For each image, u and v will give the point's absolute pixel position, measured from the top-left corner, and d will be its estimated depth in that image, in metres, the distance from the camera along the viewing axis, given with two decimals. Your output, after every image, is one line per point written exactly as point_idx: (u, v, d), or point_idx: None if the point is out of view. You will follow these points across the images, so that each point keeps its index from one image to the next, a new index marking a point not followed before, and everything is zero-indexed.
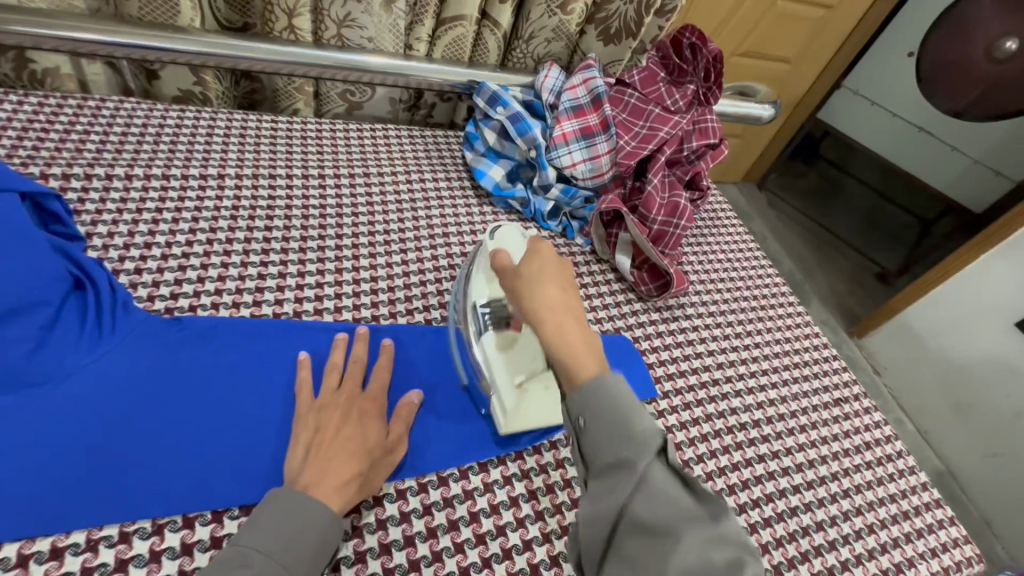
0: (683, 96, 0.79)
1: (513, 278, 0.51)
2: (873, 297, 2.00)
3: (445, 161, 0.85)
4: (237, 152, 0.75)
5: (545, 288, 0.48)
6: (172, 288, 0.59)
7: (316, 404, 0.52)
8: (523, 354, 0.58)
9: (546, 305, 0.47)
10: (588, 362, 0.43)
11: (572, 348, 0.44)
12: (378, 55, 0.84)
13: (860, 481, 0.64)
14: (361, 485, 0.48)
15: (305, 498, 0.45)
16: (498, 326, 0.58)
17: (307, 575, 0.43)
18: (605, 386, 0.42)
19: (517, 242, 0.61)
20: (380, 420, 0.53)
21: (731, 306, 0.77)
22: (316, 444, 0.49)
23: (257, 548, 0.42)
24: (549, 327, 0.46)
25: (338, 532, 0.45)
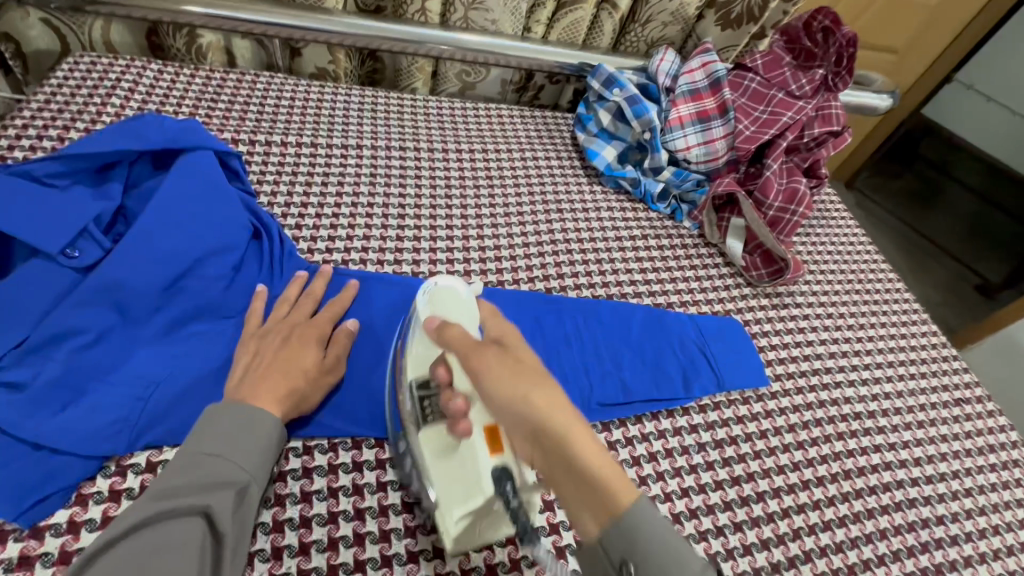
0: (810, 82, 0.77)
1: (500, 356, 0.40)
2: (971, 308, 1.87)
3: (557, 141, 0.89)
4: (371, 125, 0.82)
5: (536, 392, 0.38)
6: (327, 244, 0.66)
7: (260, 330, 0.53)
8: (462, 464, 0.43)
9: (544, 410, 0.37)
10: (622, 491, 0.36)
11: (598, 471, 0.36)
12: (499, 37, 0.88)
13: (983, 482, 0.62)
14: (297, 403, 0.49)
15: (242, 407, 0.44)
16: (434, 423, 0.46)
17: (261, 471, 0.44)
18: (647, 523, 0.35)
19: (460, 306, 0.49)
20: (317, 345, 0.52)
21: (845, 298, 0.76)
22: (253, 365, 0.49)
23: (205, 450, 0.42)
24: (564, 434, 0.37)
25: (283, 436, 0.46)
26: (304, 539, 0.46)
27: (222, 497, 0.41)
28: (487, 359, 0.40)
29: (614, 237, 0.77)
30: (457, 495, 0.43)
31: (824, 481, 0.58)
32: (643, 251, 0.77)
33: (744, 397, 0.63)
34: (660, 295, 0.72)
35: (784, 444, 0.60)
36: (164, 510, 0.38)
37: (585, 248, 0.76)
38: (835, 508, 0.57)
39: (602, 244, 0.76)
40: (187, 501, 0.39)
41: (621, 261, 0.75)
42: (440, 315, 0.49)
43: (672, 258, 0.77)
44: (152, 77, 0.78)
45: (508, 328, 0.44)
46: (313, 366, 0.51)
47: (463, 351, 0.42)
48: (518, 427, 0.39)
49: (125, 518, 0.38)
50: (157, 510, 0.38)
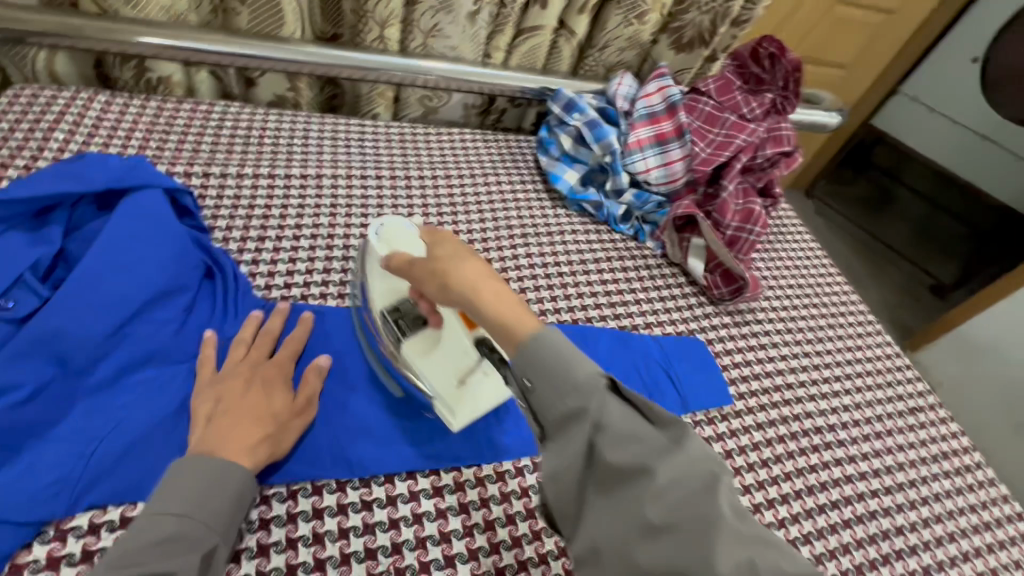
0: (760, 105, 0.81)
1: (426, 265, 0.49)
2: (926, 309, 1.95)
3: (520, 165, 0.89)
4: (332, 154, 0.81)
5: (457, 270, 0.46)
6: (285, 279, 0.65)
7: (216, 378, 0.51)
8: (447, 345, 0.54)
9: (462, 279, 0.45)
10: (525, 325, 0.42)
11: (510, 316, 0.42)
12: (458, 64, 0.89)
13: (939, 490, 0.64)
14: (270, 450, 0.49)
15: (215, 460, 0.44)
16: (413, 330, 0.56)
17: (228, 530, 0.43)
18: (548, 344, 0.40)
19: (407, 235, 0.59)
20: (283, 387, 0.53)
21: (802, 312, 0.78)
22: (217, 413, 0.48)
23: (171, 509, 0.42)
24: (477, 296, 0.44)
25: (253, 492, 0.46)
26: None
27: (185, 563, 0.39)
28: (422, 271, 0.50)
29: (578, 261, 0.78)
30: (448, 373, 0.54)
31: (789, 498, 0.59)
32: (607, 273, 0.77)
33: (709, 417, 0.64)
34: (625, 317, 0.73)
35: (749, 463, 0.61)
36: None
37: (550, 272, 0.76)
38: (800, 526, 0.58)
39: (567, 268, 0.77)
40: (148, 567, 0.38)
41: (586, 285, 0.75)
42: (393, 246, 0.58)
43: (636, 280, 0.78)
44: (100, 109, 0.75)
45: (438, 237, 0.51)
46: (282, 411, 0.51)
47: (406, 272, 0.53)
48: (453, 302, 0.47)
49: None
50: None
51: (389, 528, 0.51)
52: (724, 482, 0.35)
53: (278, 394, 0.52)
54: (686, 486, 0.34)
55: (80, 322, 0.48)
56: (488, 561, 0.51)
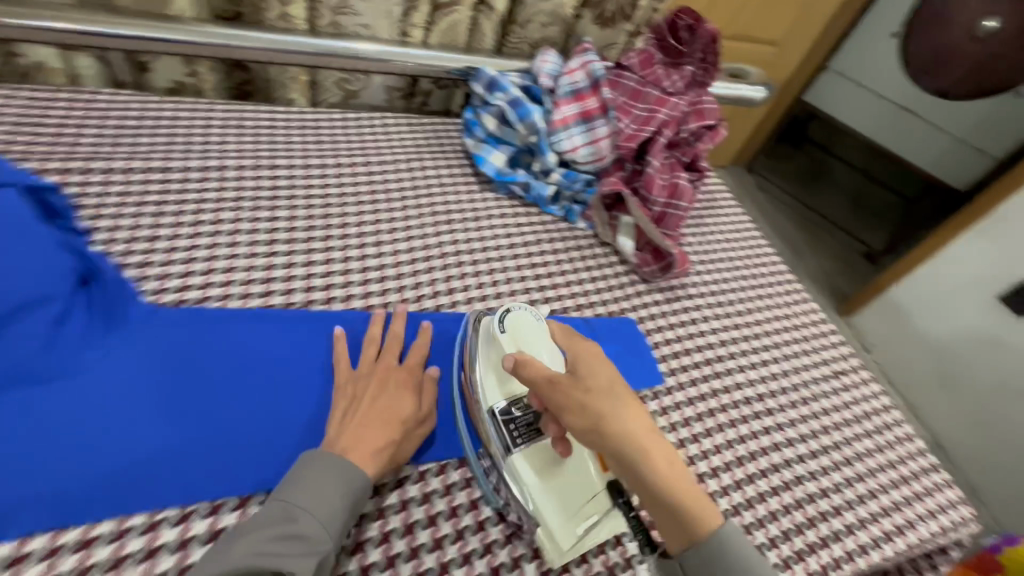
0: (680, 78, 0.80)
1: (579, 395, 0.46)
2: (859, 275, 2.05)
3: (445, 148, 0.86)
4: (236, 143, 0.75)
5: (625, 422, 0.44)
6: (181, 281, 0.60)
7: (354, 374, 0.56)
8: (571, 474, 0.52)
9: (633, 435, 0.44)
10: (705, 516, 0.43)
11: (682, 487, 0.43)
12: (374, 43, 0.84)
13: (861, 449, 0.66)
14: (393, 452, 0.52)
15: (340, 462, 0.47)
16: (529, 443, 0.54)
17: (338, 533, 0.46)
18: (723, 545, 0.42)
19: (537, 332, 0.57)
20: (412, 393, 0.56)
21: (732, 285, 0.79)
22: (353, 412, 0.52)
23: (296, 504, 0.45)
24: (648, 466, 0.43)
25: (366, 497, 0.48)
26: None
27: (305, 563, 0.42)
28: (562, 395, 0.47)
29: (507, 246, 0.76)
30: (569, 510, 0.51)
31: (718, 471, 0.60)
32: (537, 257, 0.76)
33: (640, 397, 0.63)
34: (555, 301, 0.71)
35: (680, 440, 0.61)
36: (253, 564, 0.41)
37: (477, 259, 0.73)
38: (730, 498, 0.58)
39: (495, 254, 0.74)
40: (271, 560, 0.42)
41: (515, 270, 0.73)
42: (521, 345, 0.56)
43: (567, 262, 0.76)
44: None
45: (591, 360, 0.49)
46: (409, 416, 0.54)
47: (546, 391, 0.48)
48: (608, 454, 0.45)
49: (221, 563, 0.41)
50: (249, 561, 0.42)
51: None
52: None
53: (408, 397, 0.55)
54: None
55: None
56: (407, 566, 0.50)
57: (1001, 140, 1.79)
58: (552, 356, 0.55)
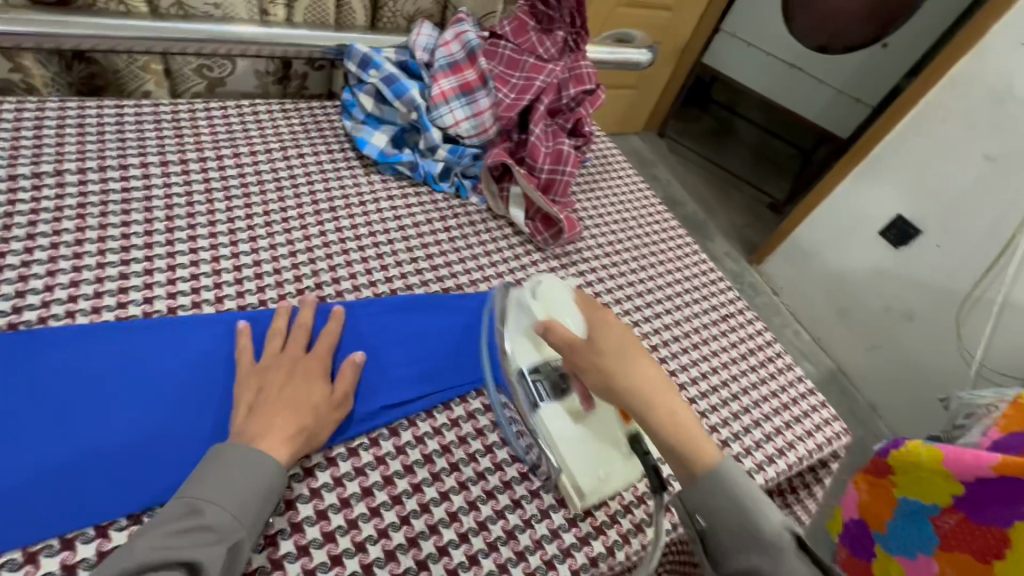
0: (554, 44, 0.80)
1: (589, 351, 0.50)
2: (765, 224, 2.19)
3: (325, 132, 0.81)
4: (78, 144, 0.68)
5: (636, 368, 0.49)
6: (14, 301, 0.53)
7: (259, 365, 0.53)
8: (602, 425, 0.57)
9: (644, 385, 0.48)
10: (706, 456, 0.46)
11: (688, 438, 0.47)
12: (229, 23, 0.77)
13: (747, 384, 0.71)
14: (308, 438, 0.50)
15: (251, 452, 0.46)
16: (555, 399, 0.57)
17: (253, 521, 0.44)
18: (717, 485, 0.45)
19: (562, 297, 0.58)
20: (324, 379, 0.54)
21: (625, 245, 0.81)
22: (260, 403, 0.50)
23: (205, 498, 0.43)
24: (652, 411, 0.48)
25: (282, 484, 0.47)
26: None
27: (213, 552, 0.41)
28: (585, 354, 0.50)
29: (395, 227, 0.74)
30: (593, 455, 0.56)
31: None
32: (429, 236, 0.74)
33: None
34: (448, 279, 0.70)
35: None
36: (153, 559, 0.39)
37: (364, 244, 0.70)
38: None
39: (383, 238, 0.72)
40: (175, 552, 0.40)
41: (405, 251, 0.72)
42: (551, 311, 0.57)
43: (461, 238, 0.75)
44: None
45: (602, 318, 0.53)
46: (322, 402, 0.52)
47: (564, 349, 0.52)
48: (620, 402, 0.49)
49: (120, 560, 0.39)
50: (149, 557, 0.39)
51: None
52: None
53: (318, 384, 0.53)
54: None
55: None
56: None
57: (874, 88, 1.95)
58: (574, 316, 0.55)
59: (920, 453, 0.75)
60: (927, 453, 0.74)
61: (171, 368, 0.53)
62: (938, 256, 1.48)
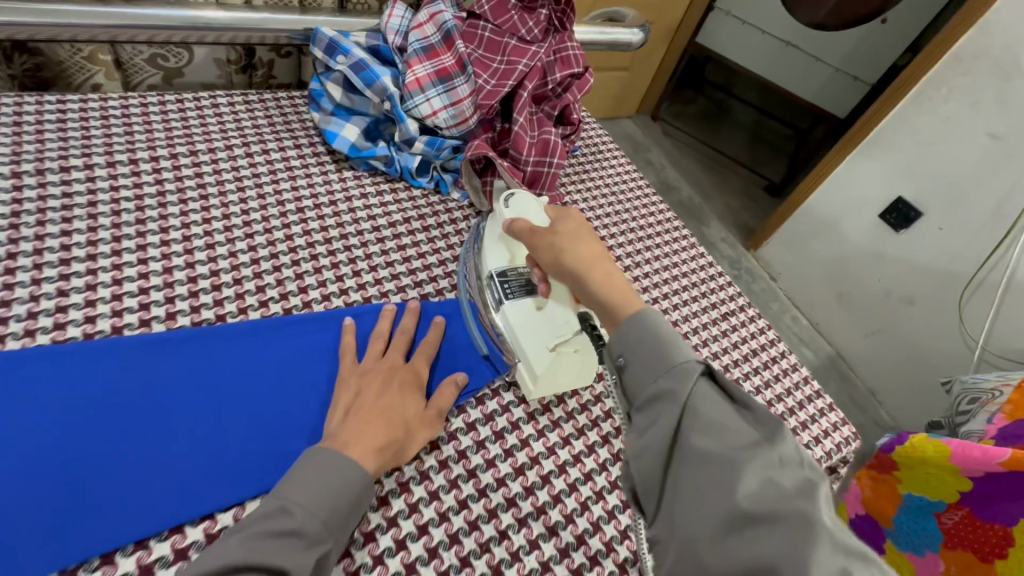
0: (536, 23, 0.73)
1: (546, 235, 0.55)
2: (762, 209, 2.13)
3: (292, 126, 0.75)
4: (13, 145, 0.61)
5: (581, 244, 0.53)
6: None
7: (359, 368, 0.53)
8: (557, 314, 0.56)
9: (586, 256, 0.51)
10: (631, 307, 0.46)
11: (616, 295, 0.48)
12: (182, 7, 0.71)
13: (750, 388, 0.67)
14: (396, 450, 0.48)
15: (341, 460, 0.44)
16: (521, 296, 0.57)
17: (341, 530, 0.42)
18: (640, 326, 0.44)
19: (533, 207, 0.61)
20: (418, 393, 0.53)
21: (617, 239, 0.76)
22: (355, 406, 0.49)
23: (298, 500, 0.41)
24: (592, 277, 0.50)
25: (371, 494, 0.45)
26: None
27: (303, 560, 0.39)
28: (538, 240, 0.55)
29: (369, 228, 0.68)
30: (545, 342, 0.55)
31: (609, 438, 0.58)
32: (406, 236, 0.68)
33: None
34: (428, 283, 0.65)
35: (568, 412, 0.59)
36: (249, 562, 0.37)
37: (333, 247, 0.64)
38: (621, 463, 0.57)
39: (356, 239, 0.66)
40: (270, 557, 0.38)
41: (380, 253, 0.66)
42: (520, 215, 0.60)
43: (441, 238, 0.70)
44: None
45: (563, 215, 0.57)
46: (413, 415, 0.51)
47: (527, 236, 0.56)
48: (567, 275, 0.52)
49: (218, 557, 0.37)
50: (247, 558, 0.37)
51: None
52: (823, 492, 0.35)
53: (412, 398, 0.52)
54: (778, 485, 0.34)
55: None
56: None
57: (874, 68, 1.89)
58: (540, 219, 0.60)
59: (926, 448, 0.80)
60: (932, 447, 0.79)
61: (123, 395, 0.48)
62: (940, 239, 1.43)
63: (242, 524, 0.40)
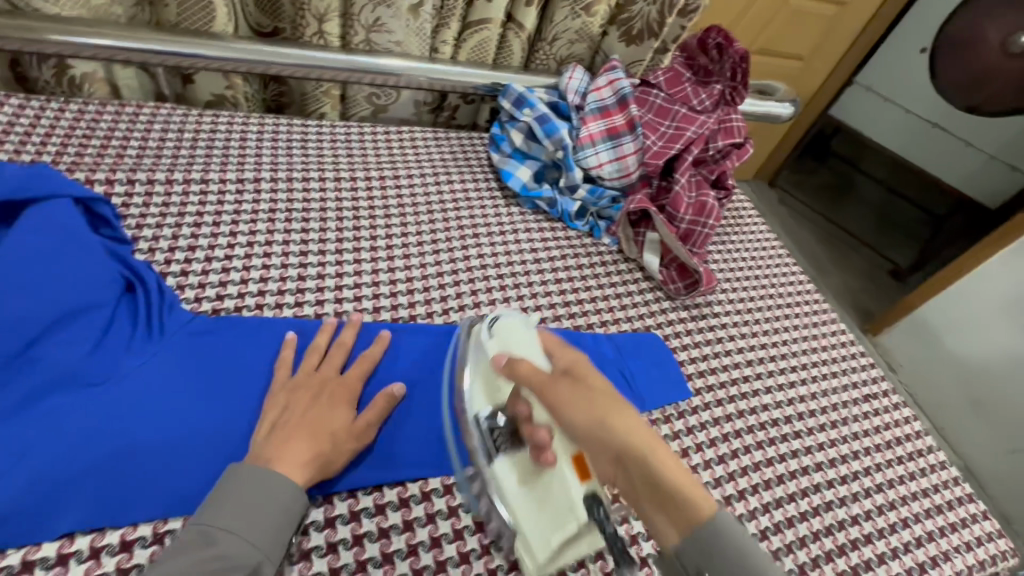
0: (709, 96, 0.81)
1: (569, 386, 0.43)
2: (887, 293, 2.00)
3: (472, 163, 0.86)
4: (271, 156, 0.76)
5: (619, 407, 0.41)
6: (217, 289, 0.61)
7: (291, 381, 0.54)
8: (555, 493, 0.44)
9: (636, 429, 0.39)
10: (701, 501, 0.37)
11: (678, 481, 0.37)
12: (405, 59, 0.85)
13: (893, 476, 0.65)
14: (324, 463, 0.49)
15: (264, 474, 0.45)
16: (513, 452, 0.48)
17: (274, 546, 0.44)
18: (724, 537, 0.35)
19: (521, 335, 0.51)
20: (348, 409, 0.53)
21: (759, 304, 0.78)
22: (282, 421, 0.50)
23: (217, 526, 0.42)
24: (645, 457, 0.38)
25: (303, 504, 0.46)
26: None
27: None
28: (561, 390, 0.43)
29: (531, 260, 0.76)
30: (547, 526, 0.45)
31: (745, 494, 0.59)
32: (562, 271, 0.76)
33: (666, 415, 0.63)
34: (580, 317, 0.71)
35: (706, 460, 0.60)
36: None
37: (502, 273, 0.73)
38: (757, 521, 0.57)
39: (520, 268, 0.74)
40: None
41: (539, 283, 0.73)
42: (506, 346, 0.50)
43: (592, 278, 0.76)
44: (14, 111, 0.69)
45: (572, 355, 0.47)
46: (341, 429, 0.51)
47: (536, 386, 0.44)
48: (605, 454, 0.40)
49: None
50: None
51: (327, 553, 0.48)
52: None
53: (341, 411, 0.52)
54: None
55: None
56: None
57: None
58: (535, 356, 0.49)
59: None
60: None
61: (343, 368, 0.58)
62: None
63: (164, 555, 0.40)
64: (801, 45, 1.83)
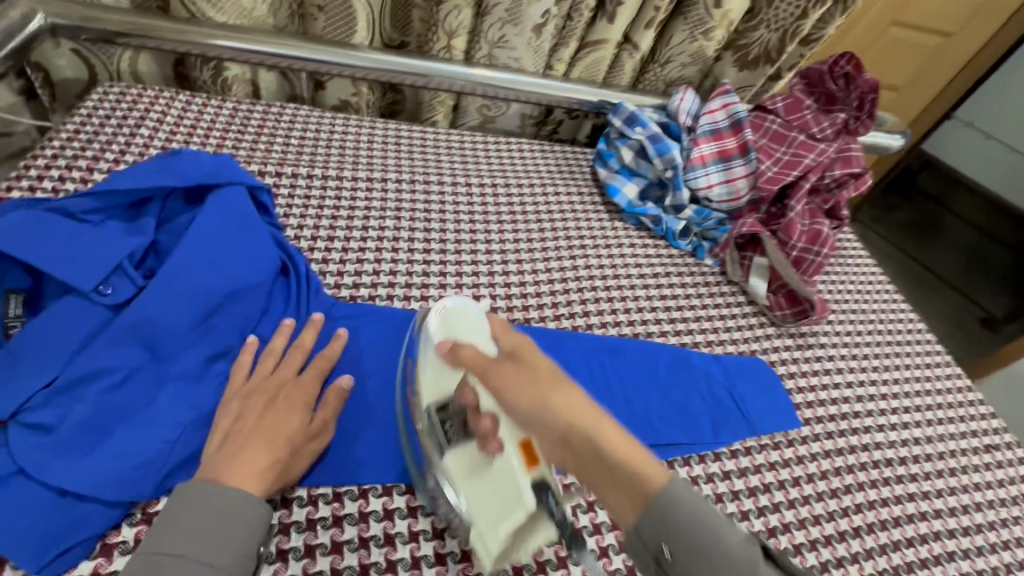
0: (831, 125, 0.80)
1: (510, 370, 0.41)
2: (975, 343, 1.85)
3: (577, 176, 0.88)
4: (393, 160, 0.80)
5: (560, 390, 0.40)
6: (353, 279, 0.66)
7: (244, 388, 0.50)
8: (499, 479, 0.42)
9: (579, 412, 0.38)
10: (654, 474, 0.36)
11: (630, 459, 0.36)
12: (523, 75, 0.89)
13: (1019, 534, 0.62)
14: (283, 471, 0.47)
15: (209, 491, 0.42)
16: (461, 443, 0.45)
17: (241, 561, 0.42)
18: (680, 504, 0.35)
19: (470, 323, 0.50)
20: (305, 411, 0.50)
21: (869, 340, 0.76)
22: (234, 431, 0.47)
23: (166, 552, 0.39)
24: (589, 435, 0.37)
25: (263, 513, 0.44)
26: (336, 565, 0.47)
27: None
28: (504, 375, 0.41)
29: (637, 276, 0.77)
30: (496, 519, 0.42)
31: (860, 532, 0.57)
32: (667, 288, 0.76)
33: (775, 442, 0.63)
34: (686, 335, 0.71)
35: (817, 492, 0.60)
36: None
37: (609, 285, 0.75)
38: (874, 562, 0.56)
39: (628, 282, 0.76)
40: None
41: (645, 297, 0.74)
42: (455, 334, 0.49)
43: (698, 297, 0.76)
44: (180, 106, 0.77)
45: (512, 338, 0.45)
46: (299, 435, 0.49)
47: (475, 370, 0.43)
48: (549, 435, 0.39)
49: None
50: None
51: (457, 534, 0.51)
52: None
53: (298, 416, 0.49)
54: None
55: (174, 311, 0.51)
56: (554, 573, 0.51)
57: None
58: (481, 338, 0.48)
59: None
60: None
61: None
62: None
63: None
64: (901, 76, 1.76)
